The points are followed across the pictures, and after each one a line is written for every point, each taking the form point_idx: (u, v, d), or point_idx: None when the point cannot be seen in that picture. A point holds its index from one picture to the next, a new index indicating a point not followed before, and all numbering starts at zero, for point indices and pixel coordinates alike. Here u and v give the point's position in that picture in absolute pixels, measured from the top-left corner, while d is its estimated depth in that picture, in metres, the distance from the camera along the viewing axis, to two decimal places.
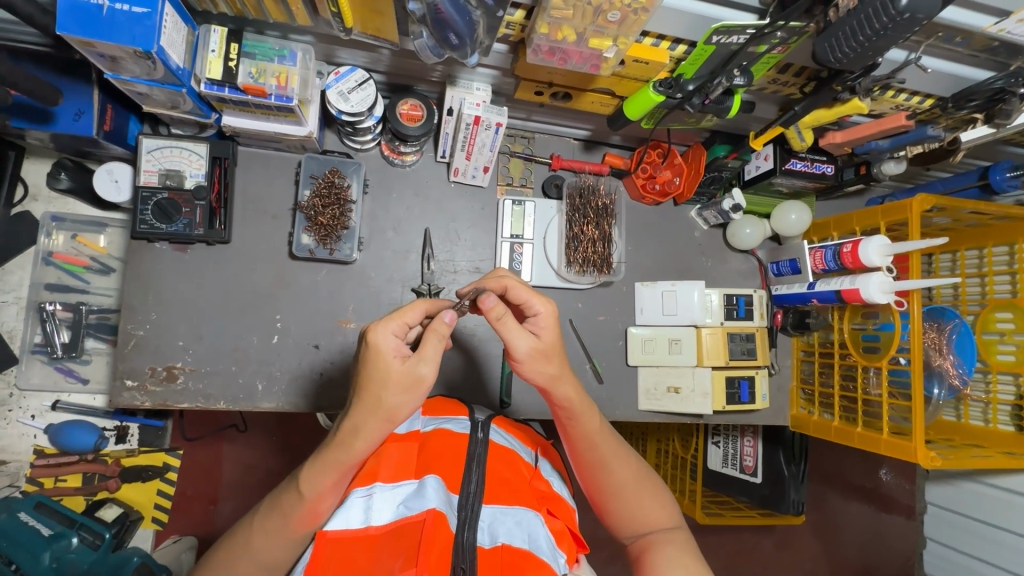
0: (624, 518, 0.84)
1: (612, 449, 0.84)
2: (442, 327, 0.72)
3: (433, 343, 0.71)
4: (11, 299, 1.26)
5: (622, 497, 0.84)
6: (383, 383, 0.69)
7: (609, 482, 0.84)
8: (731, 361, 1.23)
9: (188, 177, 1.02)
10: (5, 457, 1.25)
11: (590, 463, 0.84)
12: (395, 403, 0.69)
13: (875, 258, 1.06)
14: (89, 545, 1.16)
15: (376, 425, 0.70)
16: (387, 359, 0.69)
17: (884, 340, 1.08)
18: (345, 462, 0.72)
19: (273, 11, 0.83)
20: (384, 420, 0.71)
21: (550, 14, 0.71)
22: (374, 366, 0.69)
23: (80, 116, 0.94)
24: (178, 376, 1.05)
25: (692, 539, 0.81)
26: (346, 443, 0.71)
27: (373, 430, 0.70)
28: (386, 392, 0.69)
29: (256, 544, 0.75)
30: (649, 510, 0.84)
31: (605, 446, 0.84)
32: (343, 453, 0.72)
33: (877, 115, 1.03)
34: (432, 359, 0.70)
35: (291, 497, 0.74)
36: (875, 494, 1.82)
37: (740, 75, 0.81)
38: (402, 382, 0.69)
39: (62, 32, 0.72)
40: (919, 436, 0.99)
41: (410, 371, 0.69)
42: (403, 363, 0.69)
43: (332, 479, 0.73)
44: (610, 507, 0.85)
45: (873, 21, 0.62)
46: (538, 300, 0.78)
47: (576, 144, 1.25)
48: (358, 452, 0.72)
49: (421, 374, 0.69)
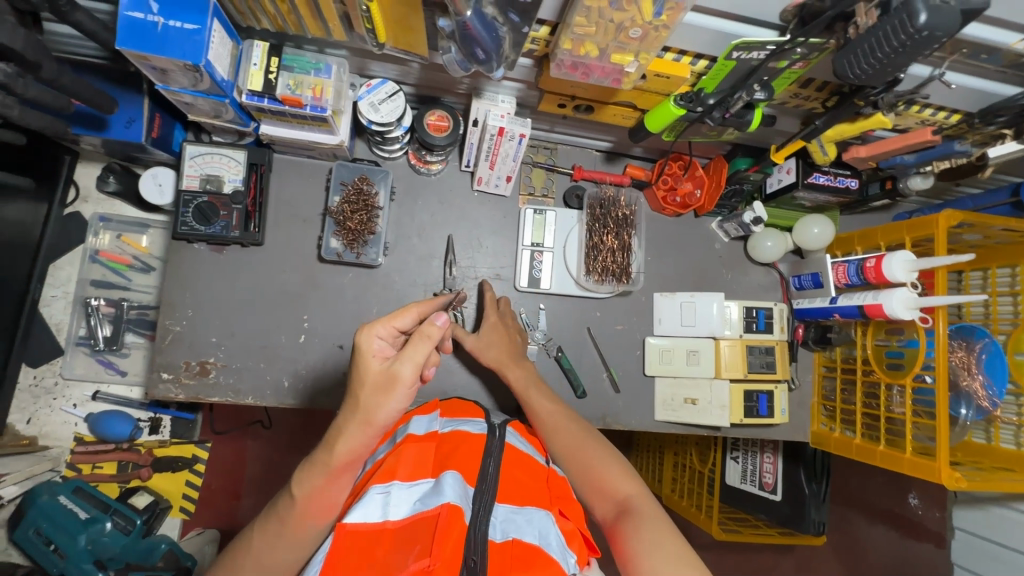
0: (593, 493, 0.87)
1: (566, 427, 0.95)
2: (430, 328, 0.68)
3: (416, 344, 0.67)
4: (60, 293, 1.33)
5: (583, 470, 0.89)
6: (361, 382, 0.68)
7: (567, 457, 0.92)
8: (750, 374, 1.22)
9: (227, 182, 1.08)
10: (47, 443, 1.32)
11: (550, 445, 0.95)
12: (370, 404, 0.68)
13: (900, 274, 1.04)
14: (121, 529, 1.20)
15: (354, 429, 0.69)
16: (368, 358, 0.69)
17: (908, 357, 1.06)
18: (329, 464, 0.72)
19: (312, 27, 0.88)
20: (363, 424, 0.69)
21: (573, 31, 0.74)
22: (356, 364, 0.70)
23: (131, 123, 1.01)
24: (211, 370, 1.10)
25: (663, 515, 0.81)
26: (329, 445, 0.72)
27: (352, 433, 0.69)
28: (363, 391, 0.68)
29: (257, 547, 0.78)
30: (612, 480, 0.86)
31: (559, 426, 0.96)
32: (326, 455, 0.72)
33: (902, 130, 1.03)
34: (412, 359, 0.67)
35: (286, 501, 0.76)
36: (901, 518, 1.76)
37: (759, 90, 0.83)
38: (377, 381, 0.67)
39: (120, 47, 0.78)
40: (943, 456, 0.98)
41: (388, 370, 0.67)
42: (382, 364, 0.69)
43: (319, 483, 0.73)
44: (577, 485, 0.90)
45: (890, 40, 0.63)
46: None
47: (598, 156, 1.28)
48: (339, 456, 0.71)
49: (397, 371, 0.67)
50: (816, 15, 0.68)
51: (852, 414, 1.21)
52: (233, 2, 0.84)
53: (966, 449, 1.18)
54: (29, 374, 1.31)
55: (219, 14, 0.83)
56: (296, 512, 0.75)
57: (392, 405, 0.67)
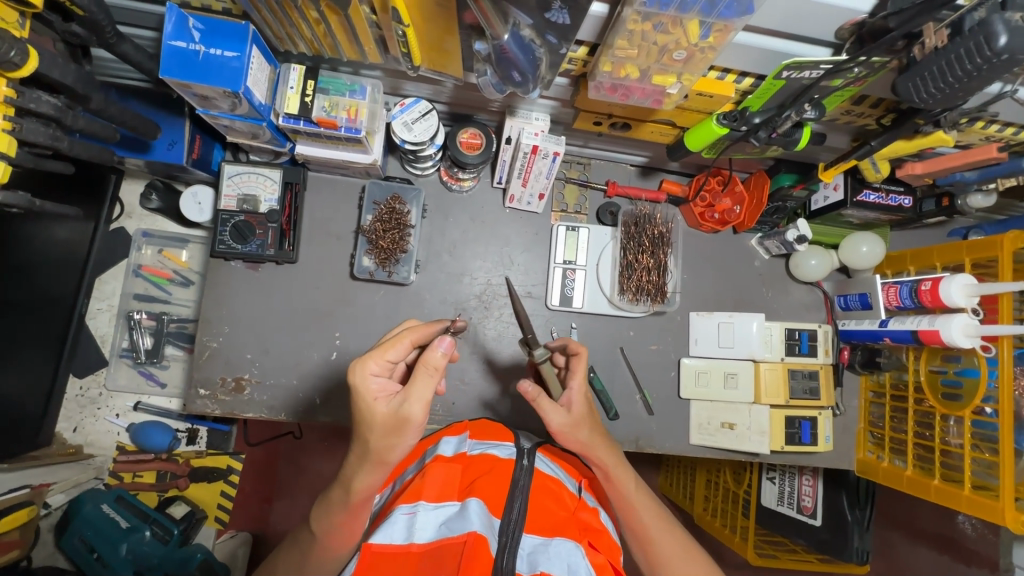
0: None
1: (654, 516, 0.88)
2: (433, 358, 0.68)
3: (421, 380, 0.68)
4: (104, 306, 1.38)
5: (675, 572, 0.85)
6: (369, 425, 0.70)
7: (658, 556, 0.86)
8: (792, 400, 1.17)
9: (263, 202, 1.10)
10: (92, 451, 1.36)
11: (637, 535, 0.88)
12: (381, 445, 0.69)
13: (958, 297, 0.98)
14: (160, 539, 1.25)
15: (368, 469, 0.72)
16: (370, 402, 0.70)
17: (968, 386, 1.00)
18: (346, 503, 0.75)
19: (347, 50, 0.87)
20: (377, 463, 0.71)
21: (615, 53, 0.71)
22: (359, 407, 0.71)
23: (173, 145, 1.04)
24: (246, 387, 1.12)
25: None
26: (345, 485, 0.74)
27: (367, 472, 0.72)
28: (371, 435, 0.69)
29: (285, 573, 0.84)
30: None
31: (648, 515, 0.88)
32: (343, 494, 0.75)
33: (964, 146, 0.96)
34: (419, 397, 0.68)
35: (309, 534, 0.81)
36: (953, 545, 1.67)
37: (811, 109, 0.78)
38: (386, 424, 0.68)
39: (164, 76, 0.79)
40: (1008, 495, 0.91)
41: (394, 412, 0.68)
42: (387, 405, 0.69)
43: (339, 519, 0.76)
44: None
45: (961, 64, 0.59)
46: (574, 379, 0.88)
47: (633, 170, 1.25)
48: (356, 495, 0.74)
49: (406, 413, 0.68)
50: (878, 33, 0.64)
51: (902, 443, 1.14)
52: (271, 27, 0.84)
53: None
54: (76, 385, 1.36)
55: (258, 40, 0.84)
56: (317, 544, 0.79)
57: (404, 443, 0.70)
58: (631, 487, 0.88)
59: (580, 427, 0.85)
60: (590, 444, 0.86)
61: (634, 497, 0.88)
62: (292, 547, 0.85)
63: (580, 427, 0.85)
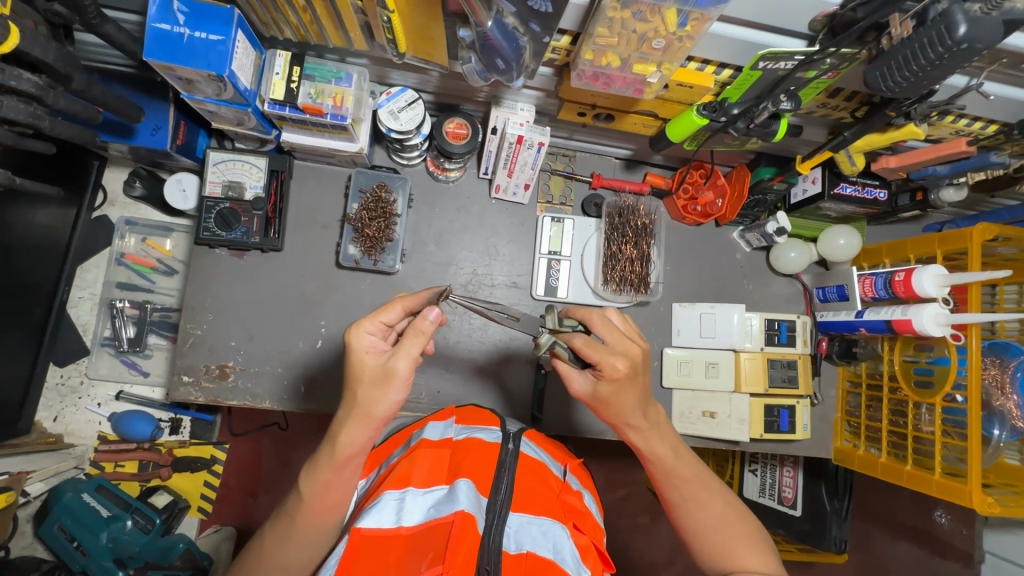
0: (719, 561, 0.82)
1: (699, 488, 0.85)
2: (422, 323, 0.68)
3: (410, 339, 0.68)
4: (86, 295, 1.38)
5: (715, 539, 0.83)
6: (357, 380, 0.69)
7: (701, 522, 0.84)
8: (770, 389, 1.20)
9: (248, 188, 1.10)
10: (72, 441, 1.36)
11: (677, 503, 0.86)
12: (369, 399, 0.68)
13: (930, 288, 0.99)
14: (141, 528, 1.25)
15: (355, 425, 0.69)
16: (362, 357, 0.69)
17: (939, 374, 1.01)
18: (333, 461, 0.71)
19: (333, 37, 0.88)
20: (362, 416, 0.69)
21: (595, 41, 0.73)
22: (350, 365, 0.70)
23: (157, 130, 1.03)
24: (230, 374, 1.12)
25: None
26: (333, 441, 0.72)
27: (352, 434, 0.69)
28: (360, 388, 0.68)
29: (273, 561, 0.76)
30: (747, 555, 0.81)
31: (690, 485, 0.85)
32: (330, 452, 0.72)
33: (935, 140, 0.99)
34: (407, 355, 0.68)
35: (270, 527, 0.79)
36: (927, 535, 1.70)
37: (787, 100, 0.79)
38: (373, 377, 0.68)
39: (147, 58, 0.80)
40: (976, 479, 0.92)
41: (384, 367, 0.68)
42: (378, 359, 0.69)
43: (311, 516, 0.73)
44: (700, 546, 0.84)
45: (927, 51, 0.62)
46: (609, 358, 0.73)
47: (618, 163, 1.27)
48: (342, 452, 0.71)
49: (394, 367, 0.67)
50: (848, 24, 0.67)
51: (877, 431, 1.16)
52: (257, 12, 0.85)
53: (999, 471, 1.07)
54: (56, 373, 1.36)
55: (242, 24, 0.84)
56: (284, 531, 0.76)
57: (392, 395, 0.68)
58: (673, 461, 0.85)
59: (607, 402, 0.78)
60: (625, 421, 0.81)
61: (673, 466, 0.85)
62: (277, 529, 0.78)
63: (608, 403, 0.78)
